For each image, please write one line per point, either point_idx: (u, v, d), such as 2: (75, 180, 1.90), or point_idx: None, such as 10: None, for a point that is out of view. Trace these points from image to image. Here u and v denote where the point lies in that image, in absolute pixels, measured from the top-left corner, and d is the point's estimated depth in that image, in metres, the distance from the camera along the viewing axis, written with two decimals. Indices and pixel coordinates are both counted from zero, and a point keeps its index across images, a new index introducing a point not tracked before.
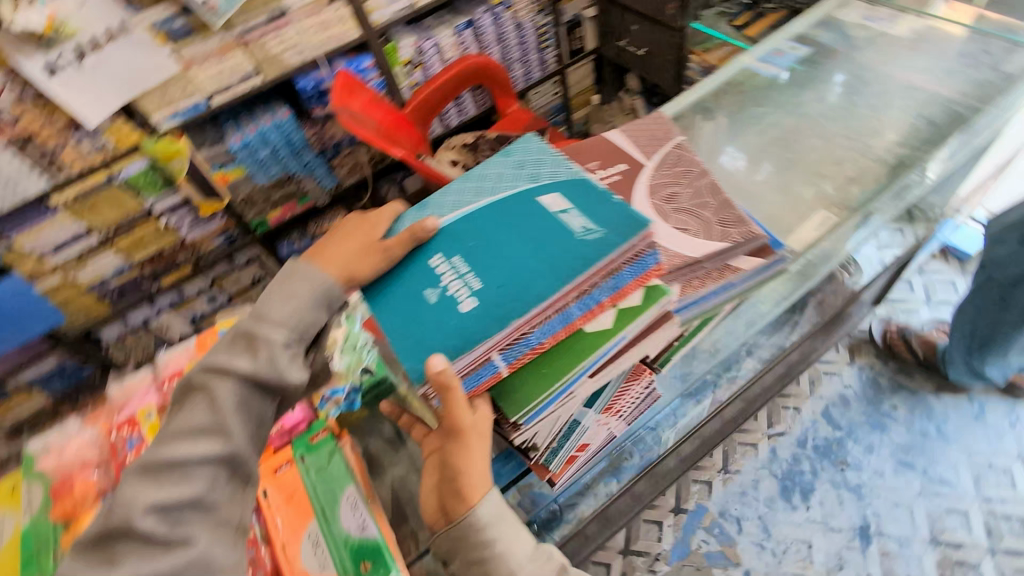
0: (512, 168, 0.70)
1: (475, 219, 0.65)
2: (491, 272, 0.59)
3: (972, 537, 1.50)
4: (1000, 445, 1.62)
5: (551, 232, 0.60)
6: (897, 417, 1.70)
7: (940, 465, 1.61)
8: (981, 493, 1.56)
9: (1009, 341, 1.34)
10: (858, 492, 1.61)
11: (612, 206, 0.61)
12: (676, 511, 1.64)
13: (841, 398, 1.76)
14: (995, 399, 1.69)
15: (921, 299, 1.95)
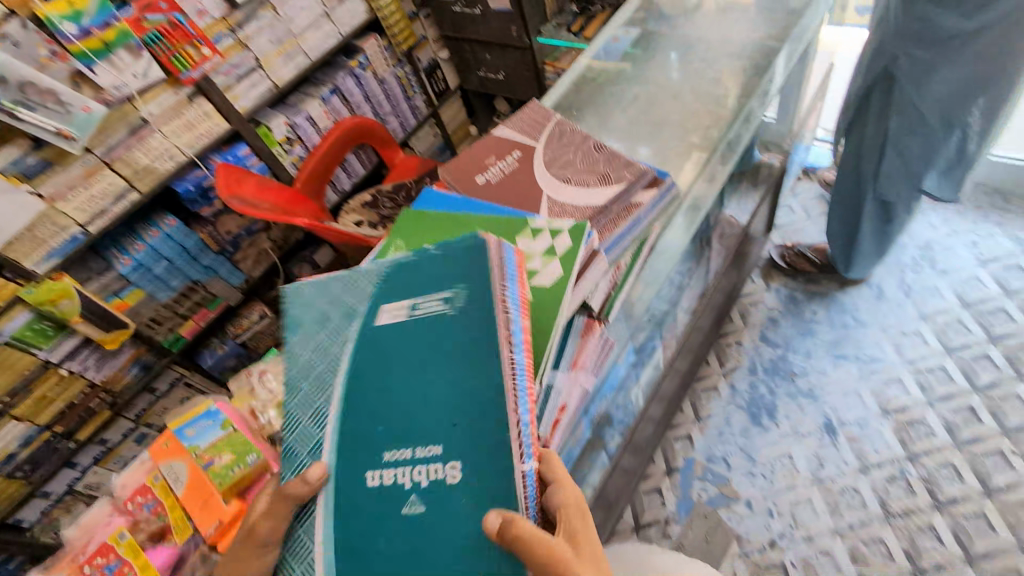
0: (324, 330, 0.70)
1: (361, 400, 0.64)
2: (427, 419, 0.60)
3: (912, 397, 1.68)
4: (905, 313, 1.84)
5: (431, 341, 0.63)
6: (819, 320, 1.90)
7: (866, 347, 1.81)
8: (905, 359, 1.76)
9: (861, 220, 1.53)
10: (812, 394, 1.76)
11: (451, 269, 0.66)
12: (669, 472, 1.71)
13: (770, 320, 1.94)
14: (887, 277, 1.93)
15: (802, 216, 2.20)
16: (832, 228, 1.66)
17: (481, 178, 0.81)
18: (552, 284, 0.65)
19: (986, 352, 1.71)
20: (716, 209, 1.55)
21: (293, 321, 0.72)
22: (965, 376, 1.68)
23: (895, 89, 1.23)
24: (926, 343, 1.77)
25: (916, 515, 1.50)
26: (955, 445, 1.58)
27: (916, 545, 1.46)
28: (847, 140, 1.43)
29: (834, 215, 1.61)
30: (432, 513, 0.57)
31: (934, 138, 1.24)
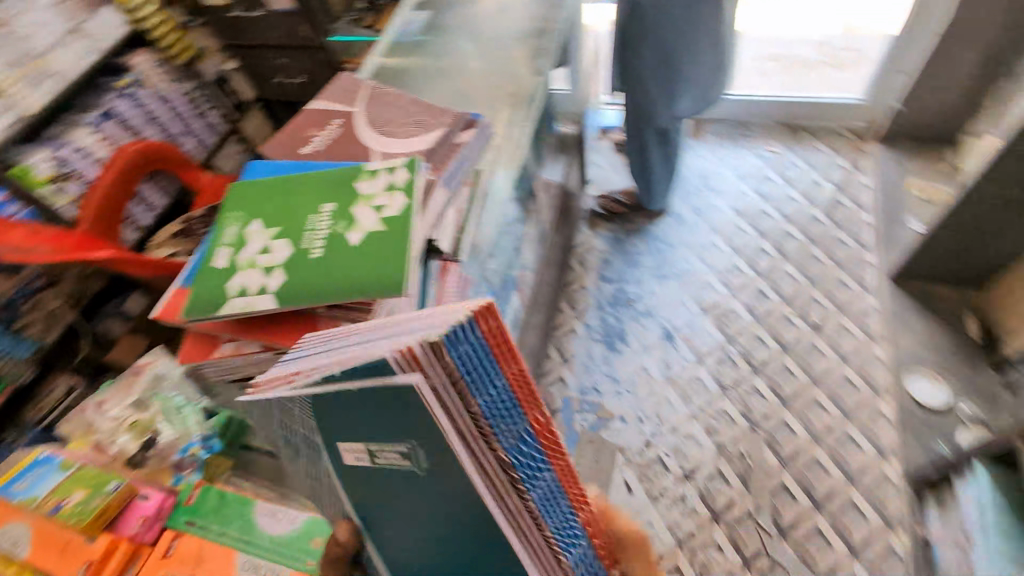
0: (304, 453, 0.64)
1: (378, 505, 0.62)
2: (443, 525, 0.59)
3: (720, 293, 2.05)
4: (700, 229, 2.22)
5: (412, 479, 0.55)
6: (640, 251, 2.20)
7: (679, 263, 2.14)
8: (708, 265, 2.12)
9: (645, 145, 1.78)
10: (649, 312, 2.04)
11: (389, 416, 0.50)
12: (553, 414, 1.84)
13: (603, 261, 2.19)
14: (681, 204, 2.30)
15: (608, 168, 2.50)
16: (633, 167, 1.89)
17: (306, 148, 0.81)
18: (399, 213, 0.63)
19: (761, 245, 2.14)
20: (533, 164, 1.70)
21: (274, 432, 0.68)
22: (751, 267, 2.09)
23: (647, 18, 1.47)
24: (720, 250, 2.15)
25: (744, 382, 1.84)
26: (756, 321, 1.96)
27: (749, 406, 1.79)
28: (622, 74, 1.65)
29: (628, 149, 1.83)
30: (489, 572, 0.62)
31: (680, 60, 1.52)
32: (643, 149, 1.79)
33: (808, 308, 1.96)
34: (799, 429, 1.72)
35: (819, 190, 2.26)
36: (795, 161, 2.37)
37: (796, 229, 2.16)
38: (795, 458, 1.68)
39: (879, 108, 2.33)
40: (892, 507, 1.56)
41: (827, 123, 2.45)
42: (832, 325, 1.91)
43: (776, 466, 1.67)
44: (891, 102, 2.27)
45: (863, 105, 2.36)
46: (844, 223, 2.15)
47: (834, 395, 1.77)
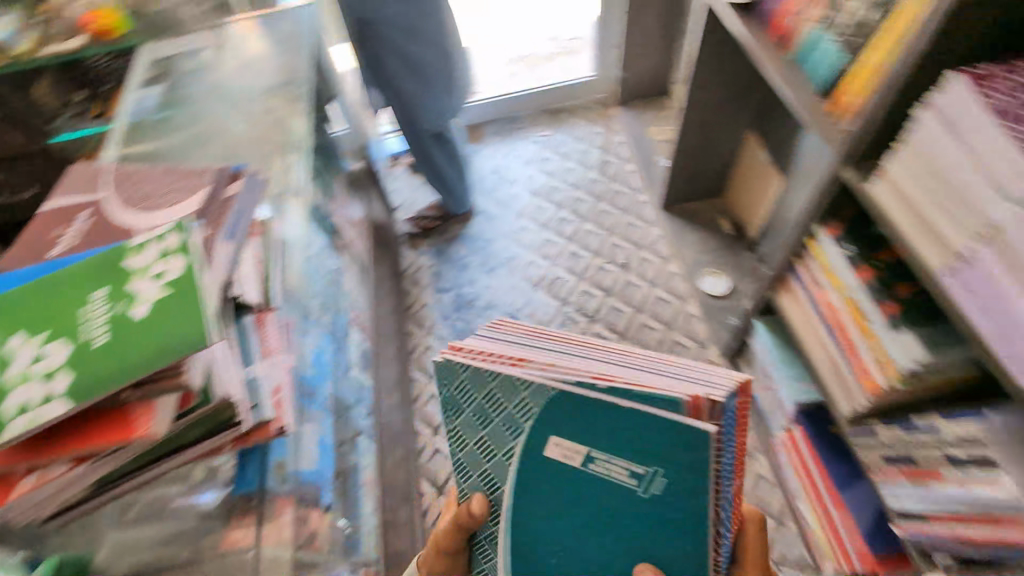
0: (485, 436, 0.70)
1: (540, 504, 0.68)
2: (600, 533, 0.65)
3: (543, 266, 2.25)
4: (509, 218, 2.42)
5: (616, 494, 0.63)
6: (465, 253, 2.31)
7: (502, 253, 2.31)
8: (526, 245, 2.32)
9: (431, 153, 1.87)
10: (491, 305, 2.16)
11: (641, 443, 0.59)
12: (435, 430, 1.85)
13: (435, 274, 2.27)
14: (485, 202, 2.48)
15: (408, 189, 2.53)
16: (430, 179, 2.00)
17: (53, 251, 0.73)
18: (181, 275, 0.62)
19: (562, 215, 2.40)
20: (327, 202, 1.67)
21: (446, 402, 0.71)
22: (560, 235, 2.33)
23: (382, 37, 1.53)
24: (531, 228, 2.37)
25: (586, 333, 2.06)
26: (580, 278, 2.19)
27: None
28: (383, 93, 1.73)
29: (417, 161, 1.91)
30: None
31: (428, 68, 1.62)
32: (430, 156, 1.89)
33: (613, 252, 2.25)
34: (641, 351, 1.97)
35: (590, 157, 2.61)
36: (564, 137, 2.71)
37: (584, 193, 2.46)
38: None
39: (611, 80, 2.74)
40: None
41: (578, 102, 2.82)
42: (635, 259, 2.21)
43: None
44: (616, 73, 2.70)
45: (597, 80, 2.76)
46: (617, 177, 2.51)
47: (654, 313, 2.06)
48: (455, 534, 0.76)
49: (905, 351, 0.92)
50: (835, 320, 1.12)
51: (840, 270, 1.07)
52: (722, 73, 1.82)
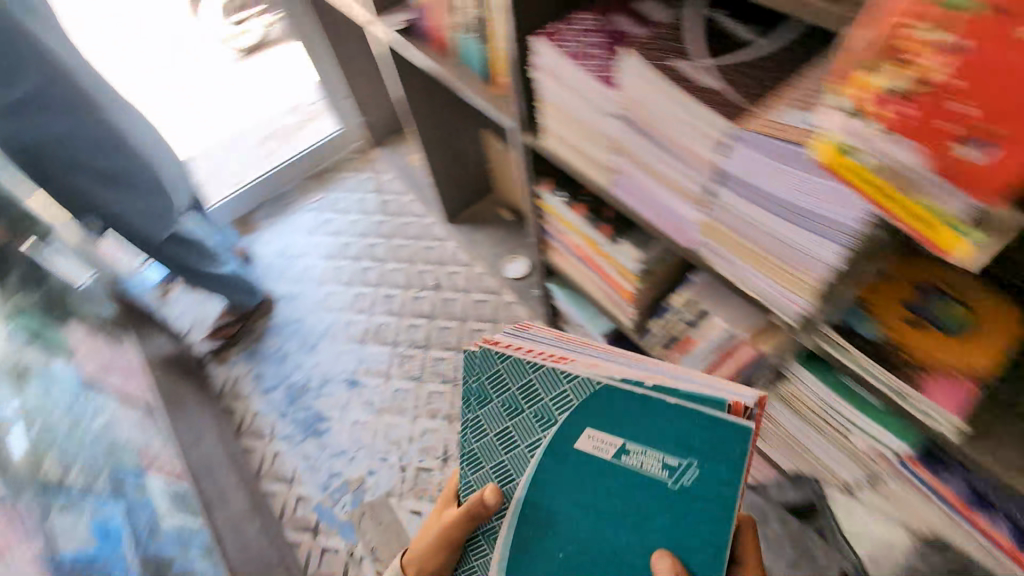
0: (513, 422, 0.65)
1: (562, 490, 0.64)
2: (619, 518, 0.62)
3: (361, 320, 2.19)
4: (309, 289, 2.31)
5: (639, 484, 0.60)
6: (277, 343, 2.15)
7: (316, 325, 2.19)
8: (337, 309, 2.24)
9: (182, 252, 1.63)
10: (325, 380, 2.03)
11: (685, 438, 0.56)
12: (315, 531, 1.71)
13: (256, 376, 2.07)
14: (280, 286, 2.34)
15: (188, 311, 2.20)
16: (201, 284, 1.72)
17: None
18: None
19: (365, 265, 2.37)
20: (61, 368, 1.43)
21: (477, 393, 0.67)
22: (369, 284, 2.30)
23: (48, 152, 1.31)
24: (339, 290, 2.30)
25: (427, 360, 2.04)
26: (402, 317, 2.18)
27: (442, 372, 1.99)
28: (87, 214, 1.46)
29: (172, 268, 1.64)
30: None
31: (125, 167, 1.43)
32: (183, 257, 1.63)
33: (423, 278, 2.29)
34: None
35: (372, 203, 2.59)
36: (337, 194, 2.65)
37: (380, 237, 2.45)
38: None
39: (361, 127, 2.71)
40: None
41: (339, 156, 2.77)
42: (443, 277, 2.28)
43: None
44: (360, 120, 2.68)
45: (348, 131, 2.72)
46: (405, 211, 2.54)
47: (477, 317, 2.14)
48: (464, 520, 0.69)
49: (633, 258, 1.08)
50: (583, 256, 1.30)
51: (565, 214, 1.23)
52: (428, 90, 1.92)
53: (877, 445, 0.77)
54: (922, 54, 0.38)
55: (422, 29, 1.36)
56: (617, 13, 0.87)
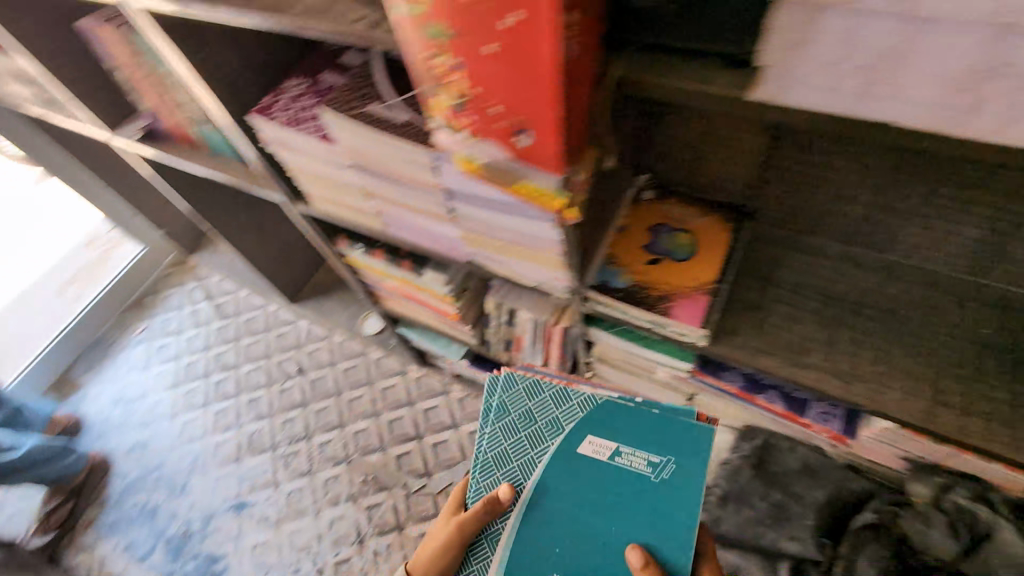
0: (528, 430, 0.70)
1: (560, 494, 0.66)
2: (606, 517, 0.64)
3: (227, 430, 1.75)
4: (147, 423, 1.79)
5: (625, 482, 0.65)
6: (128, 492, 1.66)
7: (173, 455, 1.71)
8: (193, 423, 1.77)
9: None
10: (206, 516, 1.60)
11: (669, 433, 0.65)
12: None
13: (116, 544, 1.58)
14: (102, 433, 1.79)
15: None
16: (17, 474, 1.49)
17: None
18: None
19: (216, 379, 1.85)
20: None
21: (500, 409, 0.73)
22: (226, 397, 1.80)
23: None
24: (196, 415, 1.78)
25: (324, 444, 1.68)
26: (273, 417, 1.75)
27: (345, 447, 1.66)
28: None
29: None
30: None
31: None
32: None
33: (285, 368, 1.85)
34: (363, 424, 1.69)
35: (205, 312, 2.00)
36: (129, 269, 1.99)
37: (225, 343, 1.92)
38: (386, 437, 1.67)
39: (167, 238, 2.01)
40: (437, 384, 1.74)
41: (150, 283, 2.07)
42: (304, 358, 1.86)
43: (380, 456, 1.64)
44: (162, 234, 1.97)
45: (151, 249, 2.03)
46: (246, 305, 2.01)
47: (352, 385, 1.78)
48: (474, 518, 0.67)
49: (439, 282, 1.11)
50: (403, 293, 1.32)
51: (369, 262, 1.23)
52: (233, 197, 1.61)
53: (674, 369, 0.85)
54: (449, 77, 0.39)
55: (161, 130, 1.26)
56: (321, 71, 0.89)
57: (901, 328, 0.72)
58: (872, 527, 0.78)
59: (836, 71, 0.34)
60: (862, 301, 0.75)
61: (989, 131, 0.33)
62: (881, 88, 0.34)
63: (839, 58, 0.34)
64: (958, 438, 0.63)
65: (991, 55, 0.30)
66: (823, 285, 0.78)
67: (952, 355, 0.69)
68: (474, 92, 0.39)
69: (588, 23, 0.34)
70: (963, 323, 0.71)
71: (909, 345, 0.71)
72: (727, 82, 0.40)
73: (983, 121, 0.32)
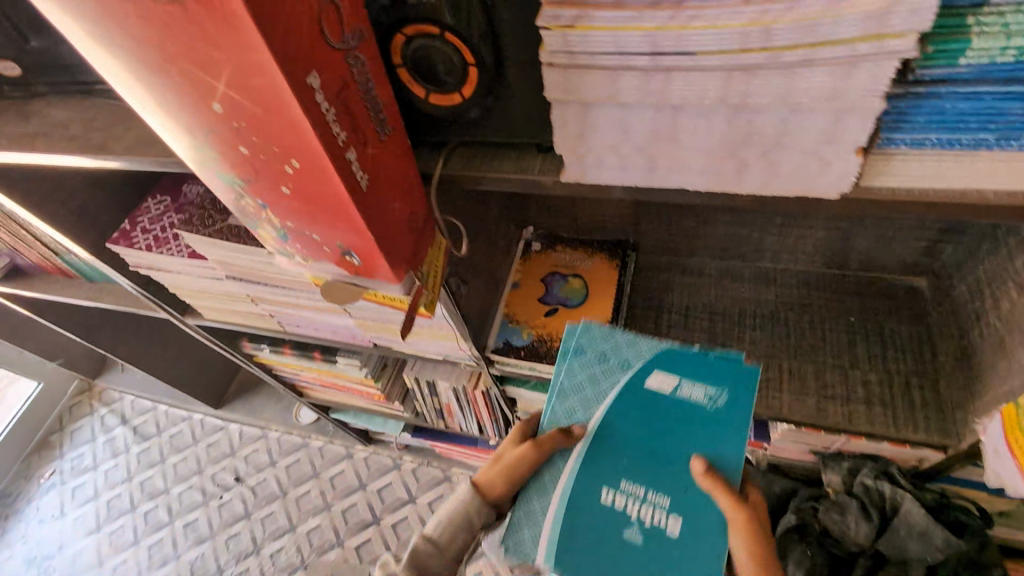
0: (595, 368, 0.52)
1: (612, 441, 0.48)
2: (678, 444, 0.47)
3: (164, 558, 1.41)
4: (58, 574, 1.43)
5: (683, 418, 0.48)
6: None
7: None
8: (119, 561, 1.42)
9: None
10: None
11: (726, 367, 0.49)
12: None
13: None
14: None
15: None
16: None
17: None
18: None
19: (144, 511, 1.49)
20: None
21: (568, 351, 0.53)
22: (159, 528, 1.46)
23: None
24: (127, 556, 1.43)
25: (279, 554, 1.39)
26: (215, 537, 1.43)
27: (305, 548, 1.39)
28: None
29: None
30: (677, 540, 0.45)
31: None
32: None
33: (221, 481, 1.51)
34: (314, 521, 1.41)
35: (124, 438, 1.62)
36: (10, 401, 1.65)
37: (148, 469, 1.55)
38: (342, 530, 1.40)
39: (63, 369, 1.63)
40: (388, 461, 1.48)
41: (54, 420, 1.67)
42: (241, 464, 1.53)
43: (338, 552, 1.37)
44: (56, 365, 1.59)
45: (49, 384, 1.65)
46: (169, 419, 1.63)
47: (296, 483, 1.48)
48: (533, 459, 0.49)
49: (355, 367, 1.05)
50: (324, 383, 1.24)
51: (281, 359, 1.15)
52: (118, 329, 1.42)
53: None
54: (263, 211, 0.38)
55: (24, 265, 1.13)
56: (183, 183, 0.83)
57: (782, 333, 0.76)
58: (796, 530, 0.77)
59: (621, 153, 0.37)
60: (745, 312, 0.79)
61: (759, 186, 0.36)
62: (662, 162, 0.37)
63: (619, 142, 0.36)
64: (846, 426, 0.68)
65: (736, 130, 0.33)
66: (710, 301, 0.80)
67: (829, 350, 0.74)
68: (293, 224, 0.39)
69: (376, 150, 0.35)
70: (831, 317, 0.76)
71: (792, 347, 0.75)
72: (543, 166, 0.42)
73: (751, 180, 0.36)
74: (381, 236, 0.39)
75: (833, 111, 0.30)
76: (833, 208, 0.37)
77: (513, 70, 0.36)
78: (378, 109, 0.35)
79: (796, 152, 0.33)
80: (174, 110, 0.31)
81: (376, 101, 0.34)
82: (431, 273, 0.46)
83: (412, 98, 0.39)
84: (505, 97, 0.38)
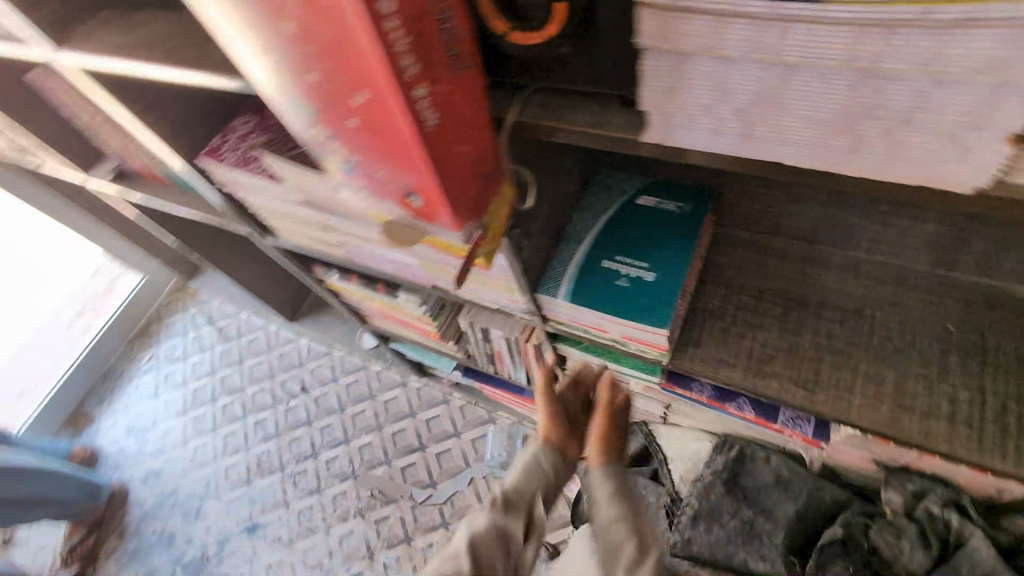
0: (602, 194, 0.74)
1: (613, 227, 0.70)
2: (651, 238, 0.69)
3: (235, 450, 1.57)
4: (148, 445, 1.62)
5: (660, 219, 0.70)
6: (136, 522, 1.51)
7: (180, 480, 1.55)
8: (199, 444, 1.60)
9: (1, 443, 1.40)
10: (220, 543, 1.44)
11: (687, 189, 0.73)
12: None
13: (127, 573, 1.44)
14: (102, 459, 1.62)
15: None
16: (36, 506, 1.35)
17: None
18: None
19: (222, 404, 1.64)
20: None
21: (590, 187, 0.75)
22: (234, 421, 1.61)
23: None
24: (207, 441, 1.59)
25: (335, 463, 1.50)
26: (281, 437, 1.56)
27: (360, 459, 1.49)
28: None
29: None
30: (651, 282, 0.66)
31: None
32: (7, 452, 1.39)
33: (289, 388, 1.64)
34: (366, 438, 1.51)
35: (209, 337, 1.77)
36: (119, 294, 1.83)
37: (229, 367, 1.70)
38: (390, 450, 1.49)
39: (161, 268, 1.74)
40: (439, 394, 1.54)
41: (153, 313, 1.84)
42: (308, 376, 1.65)
43: (385, 470, 1.46)
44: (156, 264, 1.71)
45: (151, 279, 1.80)
46: (248, 326, 1.77)
47: (354, 401, 1.58)
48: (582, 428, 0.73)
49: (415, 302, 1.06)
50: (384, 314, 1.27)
51: (348, 287, 1.19)
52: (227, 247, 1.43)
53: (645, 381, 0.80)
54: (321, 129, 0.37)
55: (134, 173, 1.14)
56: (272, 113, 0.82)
57: (865, 332, 0.67)
58: (841, 543, 0.70)
59: (714, 116, 0.33)
60: (825, 303, 0.70)
61: (870, 170, 0.31)
62: (761, 130, 0.32)
63: (713, 102, 0.32)
64: (921, 441, 0.61)
65: (858, 101, 0.28)
66: (788, 287, 0.72)
67: (917, 357, 0.65)
68: (361, 160, 0.39)
69: (447, 88, 0.33)
70: (928, 322, 0.66)
71: (872, 347, 0.66)
72: (623, 122, 0.38)
73: (862, 161, 0.31)
74: (445, 179, 0.37)
75: (989, 86, 0.25)
76: (952, 205, 0.32)
77: (602, 10, 0.33)
78: (454, 43, 0.32)
79: (926, 131, 0.28)
80: (252, 30, 0.30)
81: (454, 34, 0.32)
82: (492, 224, 0.46)
83: (492, 34, 0.37)
84: (590, 43, 0.35)
